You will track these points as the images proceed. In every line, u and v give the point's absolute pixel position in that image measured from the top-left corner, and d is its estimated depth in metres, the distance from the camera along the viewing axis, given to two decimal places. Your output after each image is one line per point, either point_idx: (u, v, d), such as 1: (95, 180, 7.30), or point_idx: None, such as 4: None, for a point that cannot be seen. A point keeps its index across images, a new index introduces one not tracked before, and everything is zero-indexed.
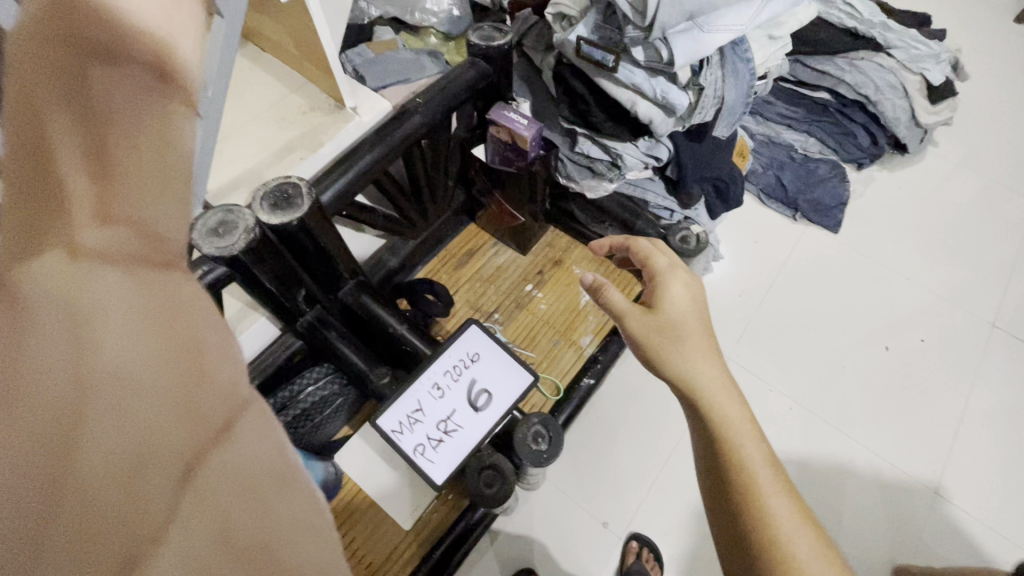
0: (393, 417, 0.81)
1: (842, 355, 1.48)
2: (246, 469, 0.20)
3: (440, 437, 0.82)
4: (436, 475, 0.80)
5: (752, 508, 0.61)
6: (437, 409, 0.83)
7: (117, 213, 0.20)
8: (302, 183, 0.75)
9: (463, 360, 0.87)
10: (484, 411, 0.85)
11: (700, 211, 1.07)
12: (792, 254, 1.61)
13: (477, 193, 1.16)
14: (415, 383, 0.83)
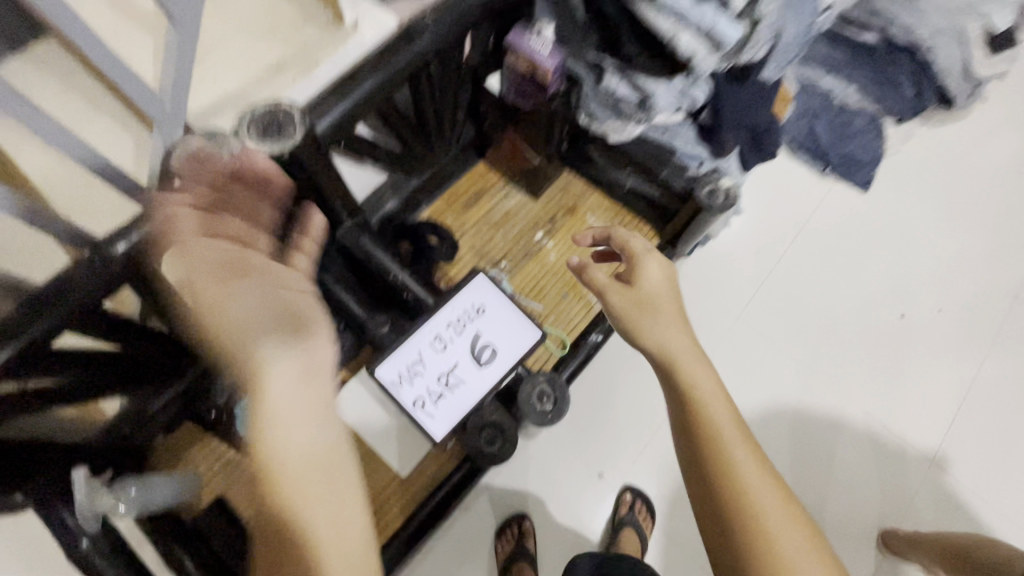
0: (391, 368, 0.77)
1: (854, 320, 1.43)
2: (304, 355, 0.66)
3: (441, 391, 0.79)
4: (435, 430, 0.78)
5: (720, 464, 0.61)
6: (438, 362, 0.80)
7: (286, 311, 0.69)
8: (294, 109, 0.66)
9: (468, 312, 0.82)
10: (488, 368, 0.82)
11: (732, 162, 0.97)
12: (816, 211, 1.53)
13: (488, 129, 1.06)
14: (416, 334, 0.78)
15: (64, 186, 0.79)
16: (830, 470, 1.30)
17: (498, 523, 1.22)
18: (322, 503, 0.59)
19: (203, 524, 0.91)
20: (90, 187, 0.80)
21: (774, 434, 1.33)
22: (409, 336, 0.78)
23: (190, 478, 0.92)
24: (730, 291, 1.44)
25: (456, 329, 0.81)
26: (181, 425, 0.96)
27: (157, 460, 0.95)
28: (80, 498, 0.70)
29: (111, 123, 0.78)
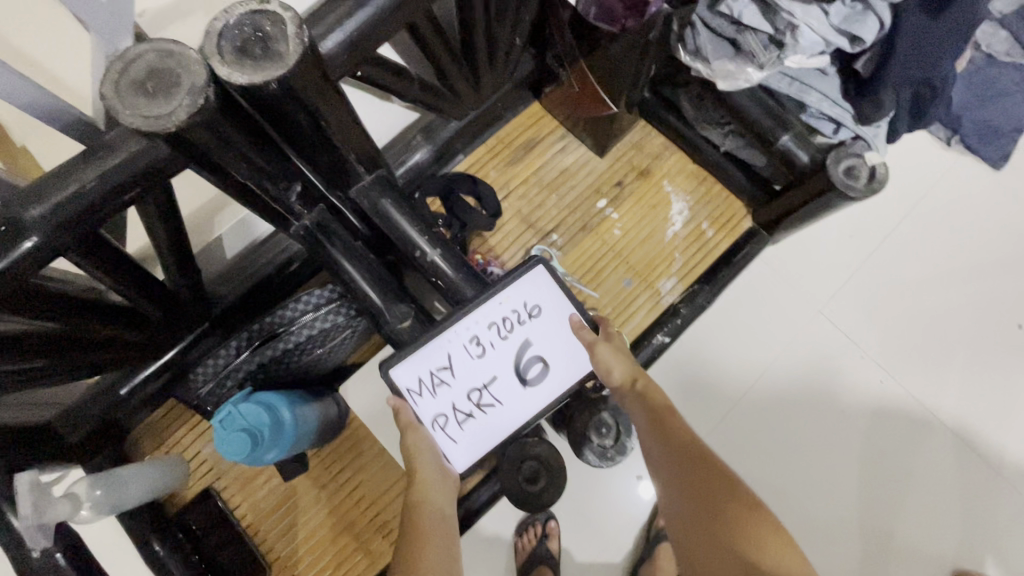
0: (409, 371, 0.59)
1: (957, 324, 1.20)
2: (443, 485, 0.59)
3: (470, 411, 0.61)
4: (457, 459, 0.61)
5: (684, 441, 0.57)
6: (472, 372, 0.61)
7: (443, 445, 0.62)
8: (286, 14, 0.44)
9: (519, 311, 0.62)
10: (533, 388, 0.63)
11: (880, 129, 0.71)
12: (933, 189, 1.25)
13: (551, 62, 0.83)
14: (447, 333, 0.59)
15: None
16: (905, 496, 1.12)
17: (520, 520, 1.09)
18: None
19: (190, 518, 0.79)
20: None
21: (844, 450, 1.14)
22: (437, 333, 0.59)
23: (177, 465, 0.80)
24: (813, 281, 1.21)
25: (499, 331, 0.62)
26: (168, 401, 0.83)
27: (140, 439, 0.83)
28: (26, 511, 0.54)
29: None
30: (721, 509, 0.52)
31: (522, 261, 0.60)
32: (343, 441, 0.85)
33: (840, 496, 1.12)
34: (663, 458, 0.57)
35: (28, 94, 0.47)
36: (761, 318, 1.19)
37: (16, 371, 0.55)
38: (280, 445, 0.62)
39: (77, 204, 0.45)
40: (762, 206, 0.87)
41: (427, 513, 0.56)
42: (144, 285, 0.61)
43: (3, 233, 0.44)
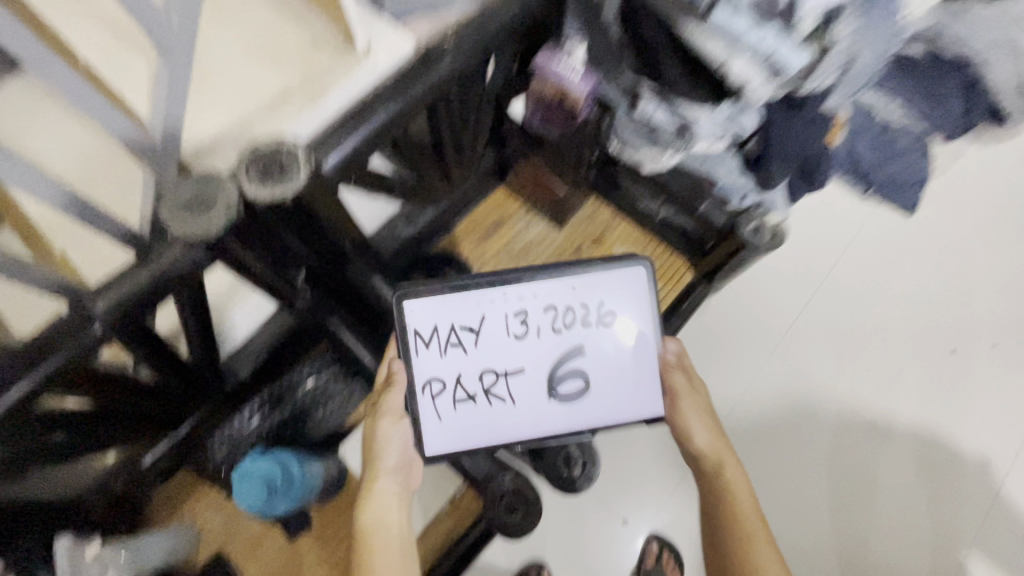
0: (436, 319, 0.69)
1: (898, 352, 1.32)
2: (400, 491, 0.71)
3: (469, 391, 0.70)
4: (433, 437, 0.69)
5: (736, 527, 0.70)
6: (496, 345, 0.70)
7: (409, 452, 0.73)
8: (298, 147, 0.58)
9: (587, 309, 0.72)
10: (534, 391, 0.71)
11: (777, 193, 0.89)
12: (858, 235, 1.42)
13: (510, 155, 1.00)
14: (495, 300, 0.70)
15: (50, 224, 0.73)
16: (871, 517, 1.21)
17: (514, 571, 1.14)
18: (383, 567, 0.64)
19: None
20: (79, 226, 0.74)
21: (812, 477, 1.23)
22: (488, 294, 0.69)
23: (188, 532, 0.86)
24: (764, 323, 1.33)
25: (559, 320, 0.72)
26: (181, 472, 0.90)
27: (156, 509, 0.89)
28: None
29: (110, 150, 0.73)
30: None
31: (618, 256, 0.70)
32: (344, 498, 0.91)
33: (811, 520, 1.20)
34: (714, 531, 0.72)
35: (94, 214, 0.60)
36: (721, 362, 1.29)
37: (42, 444, 0.63)
38: (290, 496, 0.72)
39: (129, 298, 0.57)
40: (698, 261, 1.01)
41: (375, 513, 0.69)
42: (170, 363, 0.72)
43: (75, 325, 0.56)
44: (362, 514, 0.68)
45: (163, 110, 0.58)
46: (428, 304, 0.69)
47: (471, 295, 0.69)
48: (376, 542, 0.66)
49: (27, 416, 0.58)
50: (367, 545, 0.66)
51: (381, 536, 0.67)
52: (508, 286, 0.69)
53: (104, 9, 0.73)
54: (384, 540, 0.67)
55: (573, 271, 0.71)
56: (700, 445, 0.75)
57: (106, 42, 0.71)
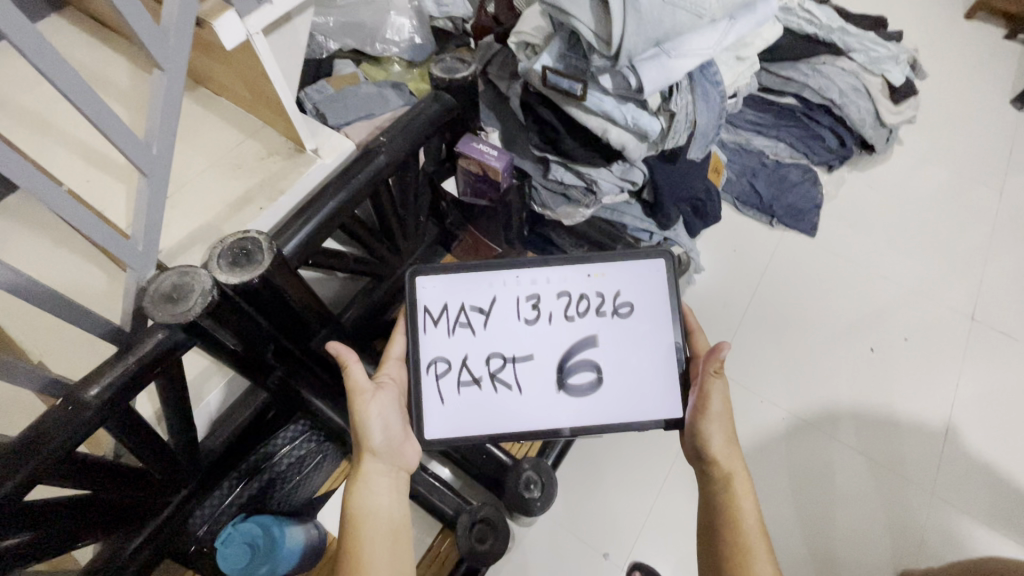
0: (446, 300, 0.76)
1: (828, 357, 1.45)
2: (393, 478, 0.72)
3: (473, 374, 0.75)
4: (432, 422, 0.73)
5: (735, 532, 0.68)
6: (502, 328, 0.75)
7: (402, 436, 0.74)
8: (263, 236, 0.70)
9: (601, 296, 0.76)
10: (537, 377, 0.75)
11: (679, 231, 1.06)
12: (772, 259, 1.60)
13: (451, 226, 1.14)
14: (509, 287, 0.76)
15: (33, 332, 0.80)
16: (834, 513, 1.27)
17: None
18: (378, 559, 0.65)
19: None
20: (59, 331, 0.81)
21: (774, 485, 1.30)
22: (501, 278, 0.76)
23: None
24: None
25: (573, 307, 0.76)
26: (162, 562, 0.92)
27: None
28: None
29: (87, 265, 0.83)
30: None
31: (639, 248, 0.74)
32: (325, 565, 0.92)
33: (782, 524, 1.26)
34: (709, 530, 0.71)
35: (82, 316, 0.69)
36: None
37: (34, 537, 0.67)
38: (272, 560, 0.77)
39: (117, 382, 0.64)
40: None
41: (368, 501, 0.69)
42: (152, 445, 0.77)
43: (67, 414, 0.62)
44: (354, 500, 0.69)
45: (143, 220, 0.69)
46: (440, 284, 0.76)
47: (485, 279, 0.76)
48: (370, 529, 0.67)
49: (20, 507, 0.62)
50: (362, 535, 0.67)
51: (375, 522, 0.68)
52: (523, 270, 0.75)
53: (82, 142, 0.85)
54: (377, 524, 0.68)
55: (592, 259, 0.76)
56: (717, 454, 0.72)
57: (86, 171, 0.82)
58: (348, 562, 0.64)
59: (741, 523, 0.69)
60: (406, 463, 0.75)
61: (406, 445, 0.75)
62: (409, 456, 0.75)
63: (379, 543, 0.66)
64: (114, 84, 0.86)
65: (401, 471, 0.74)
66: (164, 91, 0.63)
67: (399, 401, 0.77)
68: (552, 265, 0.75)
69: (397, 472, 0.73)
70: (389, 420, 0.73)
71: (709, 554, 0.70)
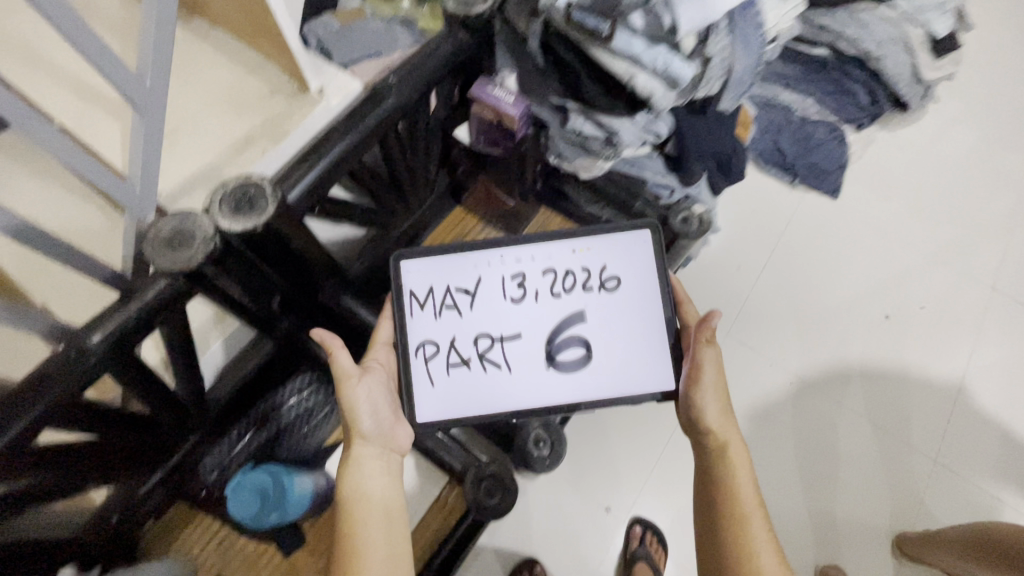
0: (431, 283, 0.74)
1: (841, 323, 1.43)
2: (385, 464, 0.71)
3: (461, 357, 0.73)
4: (424, 405, 0.72)
5: (733, 505, 0.67)
6: (488, 308, 0.74)
7: (391, 420, 0.73)
8: (265, 182, 0.66)
9: (587, 272, 0.74)
10: (526, 355, 0.73)
11: (701, 187, 1.01)
12: (791, 221, 1.54)
13: (461, 177, 1.09)
14: (493, 267, 0.74)
15: (34, 277, 0.78)
16: (836, 477, 1.28)
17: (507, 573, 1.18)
18: (372, 542, 0.63)
19: None
20: (60, 275, 0.79)
21: (779, 449, 1.30)
22: (485, 257, 0.74)
23: (189, 560, 0.91)
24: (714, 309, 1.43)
25: (559, 284, 0.75)
26: (175, 504, 0.94)
27: (152, 544, 0.92)
28: None
29: (84, 207, 0.80)
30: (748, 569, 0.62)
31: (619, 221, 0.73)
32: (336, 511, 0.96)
33: (785, 485, 1.27)
34: (707, 505, 0.70)
35: (80, 261, 0.66)
36: None
37: (44, 480, 0.67)
38: (281, 508, 0.78)
39: (119, 331, 0.62)
40: None
41: (360, 485, 0.67)
42: (157, 393, 0.77)
43: (69, 361, 0.61)
44: (345, 485, 0.67)
45: (138, 161, 0.65)
46: (425, 268, 0.74)
47: (469, 260, 0.74)
48: (365, 515, 0.65)
49: (28, 451, 0.62)
50: (355, 518, 0.65)
51: (369, 507, 0.66)
52: (507, 250, 0.74)
53: (72, 75, 0.80)
54: (371, 510, 0.66)
55: (575, 234, 0.74)
56: (713, 425, 0.71)
57: (78, 107, 0.78)
58: (345, 554, 0.63)
59: (737, 496, 0.67)
60: (398, 447, 0.73)
61: (397, 428, 0.73)
62: (401, 441, 0.74)
63: (373, 528, 0.65)
64: (101, 10, 0.80)
65: (393, 455, 0.72)
66: (155, 19, 0.58)
67: (388, 386, 0.75)
68: (534, 243, 0.74)
69: (389, 456, 0.72)
70: (376, 403, 0.72)
71: (705, 524, 0.69)
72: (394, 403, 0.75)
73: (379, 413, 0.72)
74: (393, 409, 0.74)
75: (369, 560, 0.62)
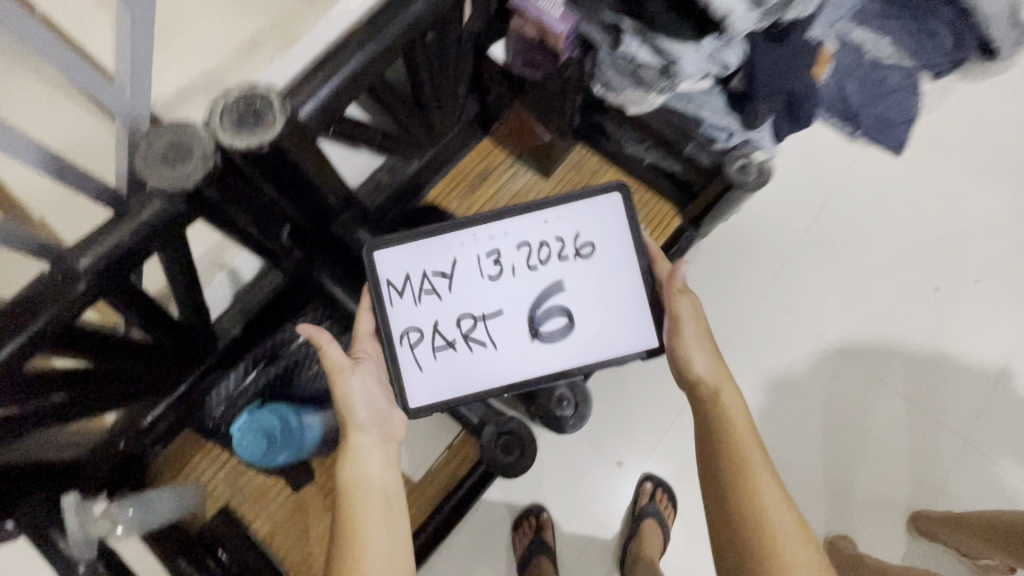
0: (408, 270, 0.69)
1: (886, 292, 1.33)
2: (383, 453, 0.66)
3: (448, 338, 0.69)
4: (416, 390, 0.69)
5: (732, 448, 0.63)
6: (468, 289, 0.69)
7: (386, 409, 0.68)
8: (272, 92, 0.57)
9: (561, 242, 0.70)
10: (511, 332, 0.70)
11: (764, 132, 0.88)
12: (845, 177, 1.41)
13: (492, 103, 0.99)
14: (467, 246, 0.70)
15: None
16: (859, 450, 1.24)
17: (514, 516, 1.18)
18: (374, 534, 0.59)
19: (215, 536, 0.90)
20: None
21: (806, 416, 1.25)
22: (458, 236, 0.70)
23: (199, 487, 0.90)
24: (752, 268, 1.34)
25: (534, 257, 0.71)
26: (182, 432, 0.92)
27: (161, 467, 0.92)
28: (71, 531, 0.67)
29: None
30: (751, 513, 0.59)
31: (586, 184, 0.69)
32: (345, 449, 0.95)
33: (804, 453, 1.24)
34: (705, 451, 0.66)
35: (67, 170, 0.59)
36: (712, 307, 1.31)
37: (42, 405, 0.65)
38: (288, 449, 0.73)
39: (111, 256, 0.56)
40: (684, 206, 1.03)
41: (361, 474, 0.63)
42: (160, 321, 0.72)
43: (58, 284, 0.55)
44: (343, 477, 0.63)
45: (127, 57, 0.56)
46: (399, 254, 0.69)
47: (441, 241, 0.69)
48: (362, 506, 0.61)
49: (19, 376, 0.58)
50: (356, 509, 0.61)
51: (367, 496, 0.62)
52: (477, 226, 0.69)
53: None
54: (369, 501, 0.62)
55: (546, 204, 0.70)
56: (700, 372, 0.68)
57: None
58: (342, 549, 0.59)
59: (735, 437, 0.64)
60: (397, 436, 0.69)
61: (394, 416, 0.69)
62: (398, 429, 0.69)
63: (375, 520, 0.60)
64: None
65: (392, 445, 0.68)
66: None
67: (381, 375, 0.71)
68: (503, 219, 0.69)
69: (388, 445, 0.67)
70: (369, 393, 0.68)
71: (708, 470, 0.65)
72: (389, 391, 0.70)
73: (373, 402, 0.67)
74: (388, 396, 0.70)
75: (370, 552, 0.58)
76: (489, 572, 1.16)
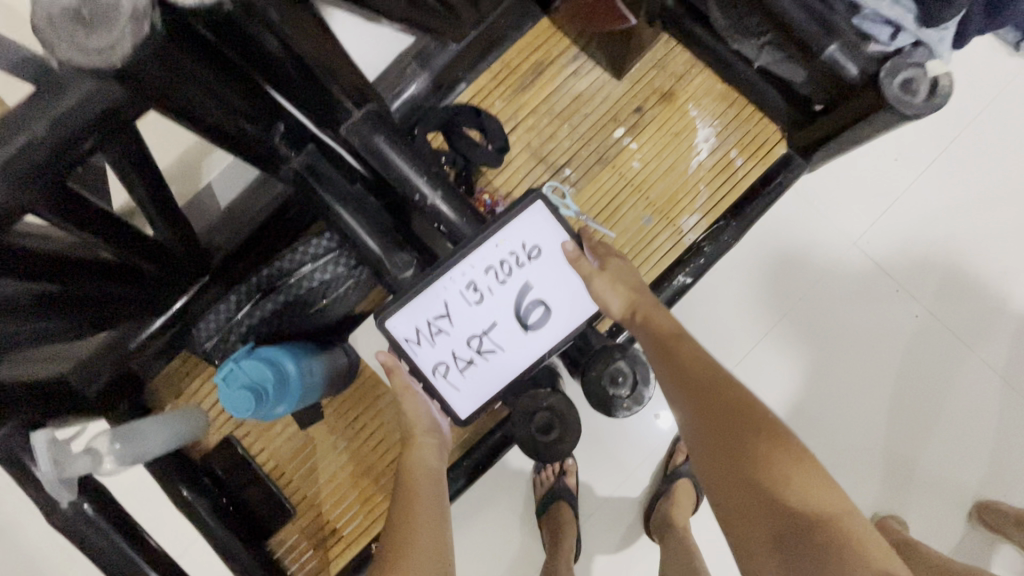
0: (409, 318, 0.60)
1: (1009, 253, 1.09)
2: (434, 454, 0.70)
3: (470, 358, 0.62)
4: (464, 406, 0.62)
5: (666, 326, 0.62)
6: (472, 318, 0.62)
7: (438, 421, 0.72)
8: None
9: (518, 253, 0.62)
10: (533, 340, 0.64)
11: (947, 32, 0.62)
12: (996, 102, 1.11)
13: None
14: (445, 284, 0.60)
15: None
16: (931, 430, 1.08)
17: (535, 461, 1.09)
18: (428, 518, 0.61)
19: (218, 464, 0.83)
20: None
21: (879, 382, 1.09)
22: (436, 277, 0.60)
23: (199, 415, 0.82)
24: (851, 209, 1.10)
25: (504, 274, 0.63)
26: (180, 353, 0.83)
27: (158, 388, 0.84)
28: (46, 469, 0.57)
29: None
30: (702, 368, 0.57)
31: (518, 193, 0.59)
32: (358, 388, 0.86)
33: (868, 425, 1.09)
34: (648, 340, 0.62)
35: None
36: (795, 254, 1.09)
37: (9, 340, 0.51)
38: (288, 399, 0.61)
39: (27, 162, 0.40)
40: (797, 129, 0.80)
41: (417, 468, 0.67)
42: (129, 235, 0.59)
43: None
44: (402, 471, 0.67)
45: None
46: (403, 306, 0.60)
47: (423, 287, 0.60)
48: (421, 490, 0.64)
49: None
50: (413, 495, 0.64)
51: (421, 478, 0.66)
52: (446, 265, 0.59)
53: None
54: (427, 485, 0.65)
55: (489, 226, 0.60)
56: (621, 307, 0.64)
57: None
58: (400, 518, 0.61)
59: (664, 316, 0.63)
60: (446, 443, 0.73)
61: (444, 427, 0.73)
62: (447, 440, 0.73)
63: (429, 507, 0.62)
64: None
65: (443, 450, 0.72)
66: None
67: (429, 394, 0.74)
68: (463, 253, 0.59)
69: (440, 450, 0.71)
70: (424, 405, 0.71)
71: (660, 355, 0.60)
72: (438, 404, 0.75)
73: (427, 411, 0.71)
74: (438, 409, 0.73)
75: (424, 532, 0.59)
76: (504, 516, 1.09)
